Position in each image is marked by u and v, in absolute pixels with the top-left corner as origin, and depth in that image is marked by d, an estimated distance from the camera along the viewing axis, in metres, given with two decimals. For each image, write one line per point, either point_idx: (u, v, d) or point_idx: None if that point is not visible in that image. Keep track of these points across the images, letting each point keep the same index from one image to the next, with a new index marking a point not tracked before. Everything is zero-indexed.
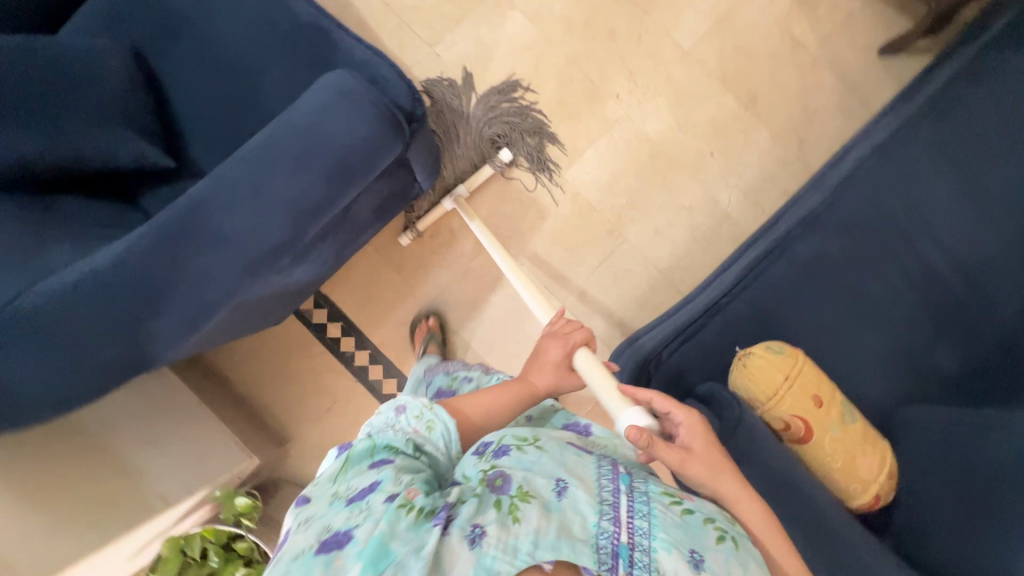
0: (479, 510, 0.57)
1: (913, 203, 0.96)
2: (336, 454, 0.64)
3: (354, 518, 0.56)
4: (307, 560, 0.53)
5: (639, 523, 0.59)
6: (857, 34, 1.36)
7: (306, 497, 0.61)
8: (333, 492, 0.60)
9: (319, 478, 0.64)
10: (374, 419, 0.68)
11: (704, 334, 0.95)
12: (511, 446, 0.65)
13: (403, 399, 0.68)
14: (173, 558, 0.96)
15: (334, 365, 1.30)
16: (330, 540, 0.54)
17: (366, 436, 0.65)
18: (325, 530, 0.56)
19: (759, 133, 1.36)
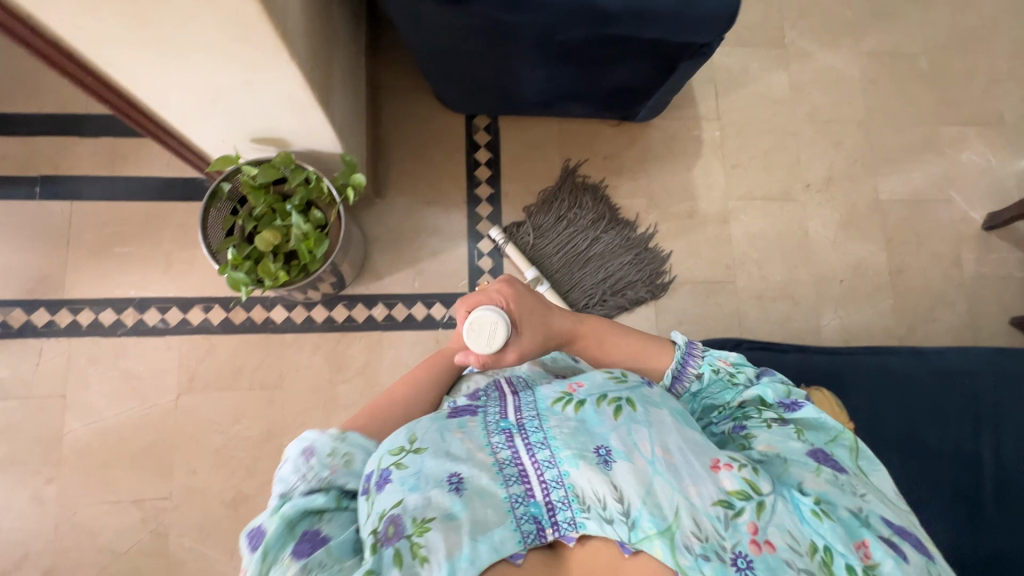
0: (393, 557, 0.54)
1: (1001, 406, 1.03)
2: (254, 546, 0.57)
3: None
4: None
5: (545, 469, 0.61)
6: (1006, 294, 1.50)
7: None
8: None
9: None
10: (274, 484, 0.62)
11: (785, 357, 1.02)
12: (391, 468, 0.61)
13: (307, 442, 0.64)
14: (276, 169, 0.99)
15: (458, 178, 1.38)
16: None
17: (278, 514, 0.58)
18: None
19: (885, 297, 1.47)
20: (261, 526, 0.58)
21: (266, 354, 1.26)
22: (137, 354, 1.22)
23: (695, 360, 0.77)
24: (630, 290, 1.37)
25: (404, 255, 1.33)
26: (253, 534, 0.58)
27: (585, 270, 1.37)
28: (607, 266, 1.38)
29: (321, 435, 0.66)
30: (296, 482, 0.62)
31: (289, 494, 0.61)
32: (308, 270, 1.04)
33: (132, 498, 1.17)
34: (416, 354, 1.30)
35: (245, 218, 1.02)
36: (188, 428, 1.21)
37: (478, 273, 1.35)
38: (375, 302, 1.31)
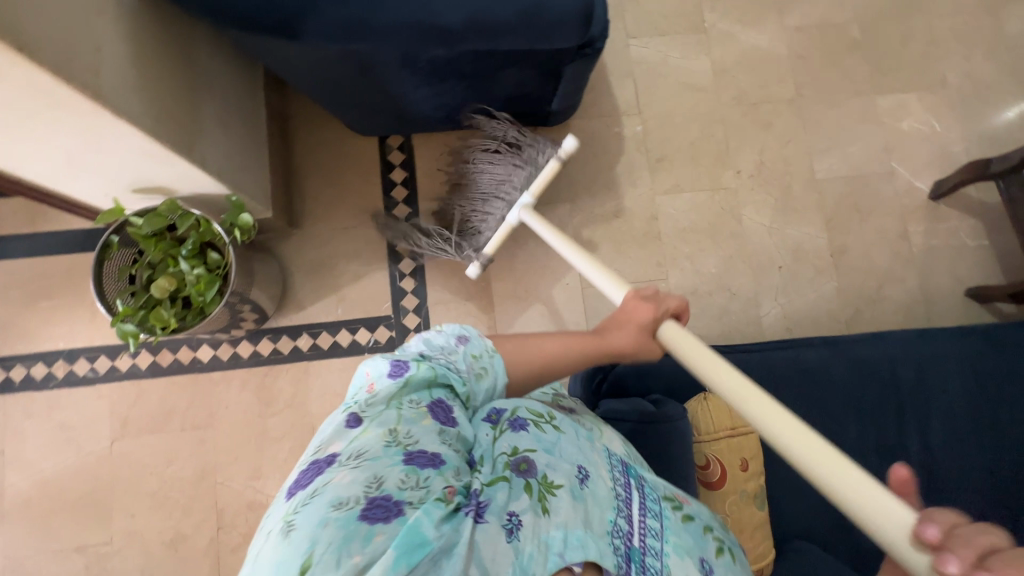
0: (515, 494, 0.54)
1: (923, 391, 0.99)
2: (393, 378, 0.61)
3: (410, 488, 0.51)
4: (347, 523, 0.47)
5: (650, 539, 0.59)
6: (959, 267, 1.43)
7: (358, 420, 0.58)
8: (388, 425, 0.57)
9: (369, 397, 0.60)
10: (430, 343, 0.67)
11: (690, 360, 0.98)
12: (528, 421, 0.64)
13: (468, 334, 0.69)
14: (162, 218, 1.00)
15: (375, 201, 1.37)
16: (376, 502, 0.49)
17: (427, 367, 0.63)
18: (375, 484, 0.50)
19: (828, 280, 1.41)
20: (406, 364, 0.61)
21: (195, 393, 1.27)
22: (69, 404, 1.25)
23: None
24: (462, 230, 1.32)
25: (326, 283, 1.33)
26: (394, 366, 0.63)
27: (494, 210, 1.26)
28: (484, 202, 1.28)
29: (478, 337, 0.70)
30: (455, 360, 0.66)
31: (445, 359, 0.65)
32: (207, 312, 1.04)
33: (74, 546, 1.20)
34: (343, 381, 1.30)
35: (140, 268, 1.03)
36: (124, 473, 1.23)
37: (401, 294, 1.34)
38: (300, 332, 1.31)
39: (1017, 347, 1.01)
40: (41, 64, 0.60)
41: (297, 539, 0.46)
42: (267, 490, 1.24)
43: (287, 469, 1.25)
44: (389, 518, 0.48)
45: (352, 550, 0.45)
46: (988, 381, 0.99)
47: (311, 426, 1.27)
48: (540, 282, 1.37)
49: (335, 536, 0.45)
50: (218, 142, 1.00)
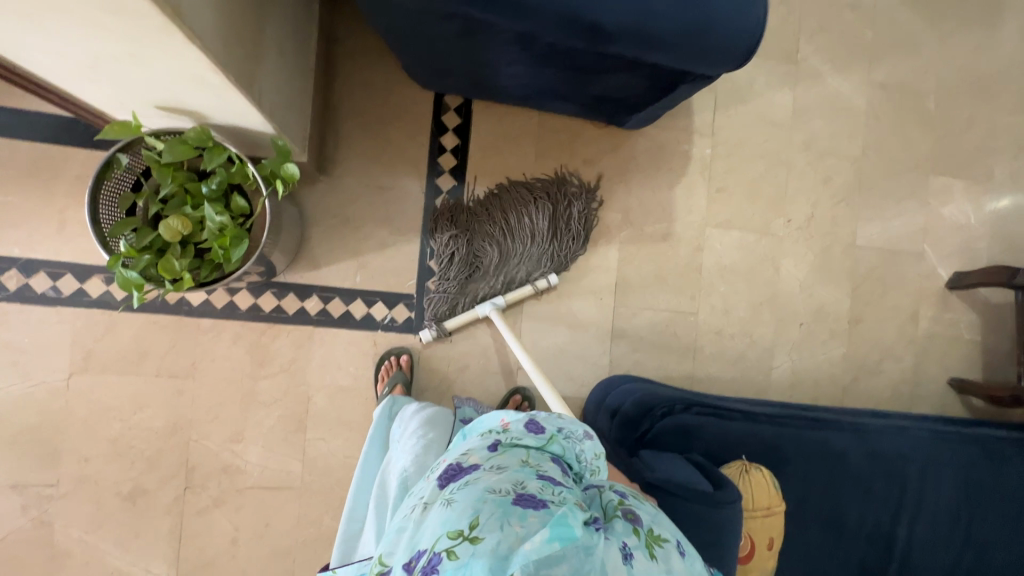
0: (628, 529, 0.57)
1: (923, 488, 1.05)
2: (535, 434, 0.64)
3: (550, 492, 0.56)
4: (502, 503, 0.52)
5: None
6: (950, 355, 1.52)
7: (496, 447, 0.63)
8: (522, 456, 0.62)
9: (505, 434, 0.64)
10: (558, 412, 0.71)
11: (733, 424, 0.98)
12: (628, 492, 0.66)
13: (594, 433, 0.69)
14: (187, 147, 0.81)
15: (419, 165, 1.22)
16: (524, 495, 0.54)
17: (563, 444, 0.65)
18: (519, 484, 0.56)
19: (839, 345, 1.45)
20: (551, 431, 0.65)
21: (177, 339, 1.12)
22: (21, 323, 1.06)
23: None
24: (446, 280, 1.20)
25: (348, 244, 1.19)
26: (533, 424, 0.66)
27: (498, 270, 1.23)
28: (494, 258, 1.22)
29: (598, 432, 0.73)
30: (582, 452, 0.67)
31: (574, 447, 0.66)
32: (225, 268, 0.90)
33: (11, 483, 1.06)
34: (349, 355, 1.19)
35: (146, 199, 0.85)
36: (81, 412, 1.08)
37: (428, 273, 1.22)
38: (310, 294, 1.17)
39: (1007, 460, 1.08)
40: None
41: (460, 506, 0.52)
42: (247, 456, 1.14)
43: (272, 438, 1.15)
44: (538, 507, 0.53)
45: (509, 521, 0.51)
46: (976, 490, 1.06)
47: (306, 398, 1.17)
48: (574, 291, 1.31)
49: (496, 508, 0.51)
50: (274, 69, 0.82)
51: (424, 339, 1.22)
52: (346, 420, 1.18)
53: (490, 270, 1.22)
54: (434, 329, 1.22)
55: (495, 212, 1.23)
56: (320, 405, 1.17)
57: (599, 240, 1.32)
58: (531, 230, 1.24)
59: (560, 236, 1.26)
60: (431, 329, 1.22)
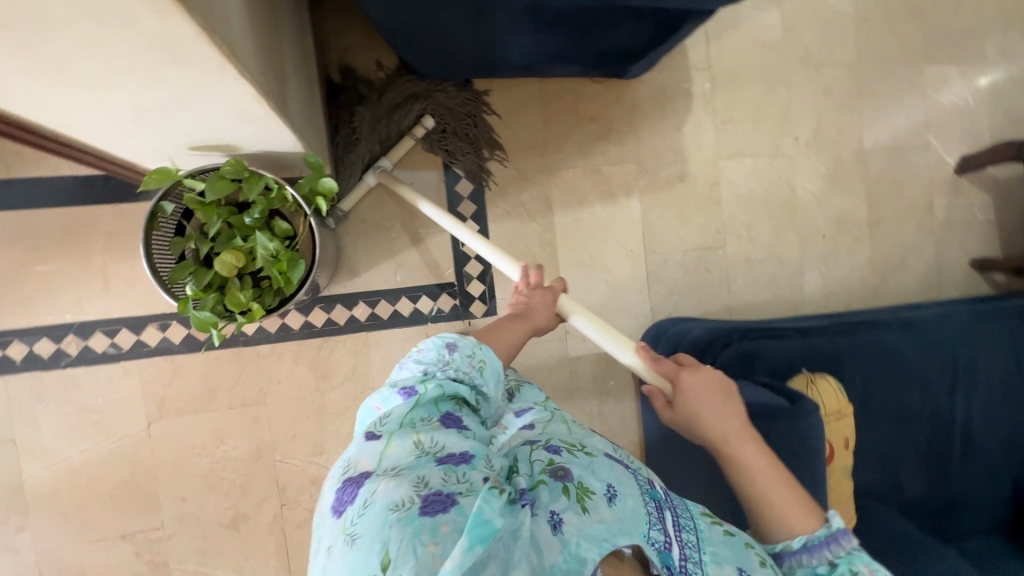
0: (555, 493, 0.63)
1: (974, 366, 1.10)
2: (405, 399, 0.70)
3: (455, 484, 0.61)
4: (411, 521, 0.56)
5: (688, 536, 0.67)
6: (968, 238, 1.56)
7: (378, 435, 0.67)
8: (414, 441, 0.65)
9: (385, 418, 0.69)
10: (421, 356, 0.76)
11: (790, 342, 1.04)
12: (563, 448, 0.72)
13: (455, 337, 0.78)
14: (226, 182, 0.83)
15: (434, 154, 1.23)
16: (431, 500, 0.58)
17: (435, 383, 0.72)
18: (422, 487, 0.60)
19: (863, 249, 1.50)
20: (419, 387, 0.71)
21: (241, 369, 1.15)
22: (92, 384, 1.09)
23: (837, 545, 0.67)
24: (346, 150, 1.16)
25: (381, 247, 1.21)
26: (404, 391, 0.72)
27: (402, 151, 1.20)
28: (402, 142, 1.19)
29: (462, 339, 0.79)
30: (455, 365, 0.75)
31: (445, 370, 0.73)
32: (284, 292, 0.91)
33: (119, 533, 1.11)
34: (406, 352, 1.22)
35: (197, 240, 0.87)
36: (168, 456, 1.12)
37: (464, 259, 1.25)
38: (356, 301, 1.20)
39: None
40: (192, 18, 0.45)
41: (367, 542, 0.55)
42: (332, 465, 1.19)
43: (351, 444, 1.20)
44: (446, 509, 0.58)
45: (423, 541, 0.55)
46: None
47: None
48: (605, 249, 1.33)
49: (404, 531, 0.55)
50: (295, 88, 0.83)
51: (472, 323, 1.25)
52: None
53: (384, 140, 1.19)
54: (481, 311, 1.25)
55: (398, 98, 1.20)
56: None
57: (619, 194, 1.33)
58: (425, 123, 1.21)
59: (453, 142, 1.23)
60: (477, 313, 1.25)
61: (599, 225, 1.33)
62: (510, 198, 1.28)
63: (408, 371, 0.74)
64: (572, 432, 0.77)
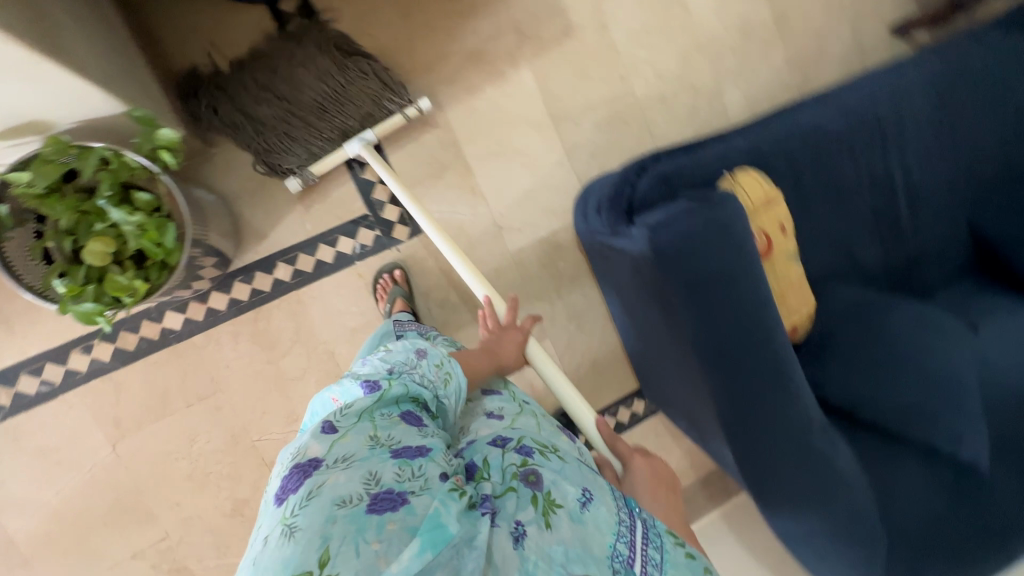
0: (521, 503, 0.60)
1: (900, 117, 1.06)
2: (368, 394, 0.69)
3: (409, 480, 0.58)
4: (356, 517, 0.52)
5: (653, 551, 0.64)
6: (882, 4, 1.48)
7: (335, 428, 0.64)
8: (370, 433, 0.63)
9: (344, 410, 0.67)
10: (389, 359, 0.77)
11: (706, 152, 0.99)
12: (535, 450, 0.70)
13: (425, 347, 0.81)
14: (52, 164, 0.76)
15: None
16: (380, 496, 0.55)
17: (400, 383, 0.72)
18: (374, 481, 0.57)
19: (777, 50, 1.42)
20: (383, 384, 0.70)
21: (184, 365, 1.12)
22: (39, 426, 1.06)
23: None
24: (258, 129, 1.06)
25: (279, 200, 1.15)
26: (368, 386, 0.71)
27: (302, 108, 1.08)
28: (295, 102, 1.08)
29: (430, 351, 0.82)
30: (421, 373, 0.77)
31: (411, 374, 0.75)
32: (171, 265, 0.86)
33: (128, 554, 1.11)
34: (344, 298, 1.18)
35: (54, 238, 0.81)
36: (146, 469, 1.11)
37: (369, 187, 1.19)
38: (274, 263, 1.15)
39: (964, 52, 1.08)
40: None
41: (307, 535, 0.51)
42: None
43: None
44: (395, 507, 0.54)
45: (367, 538, 0.51)
46: (949, 94, 1.06)
47: (330, 352, 1.18)
48: (511, 131, 1.27)
49: (346, 528, 0.51)
50: (78, 37, 0.74)
51: (400, 248, 1.20)
52: None
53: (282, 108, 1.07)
54: (405, 234, 1.20)
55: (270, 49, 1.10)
56: (346, 353, 1.19)
57: (506, 69, 1.25)
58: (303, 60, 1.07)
59: (346, 67, 1.08)
60: (402, 236, 1.20)
61: (498, 109, 1.25)
62: None
63: (374, 368, 0.75)
64: (546, 435, 0.76)
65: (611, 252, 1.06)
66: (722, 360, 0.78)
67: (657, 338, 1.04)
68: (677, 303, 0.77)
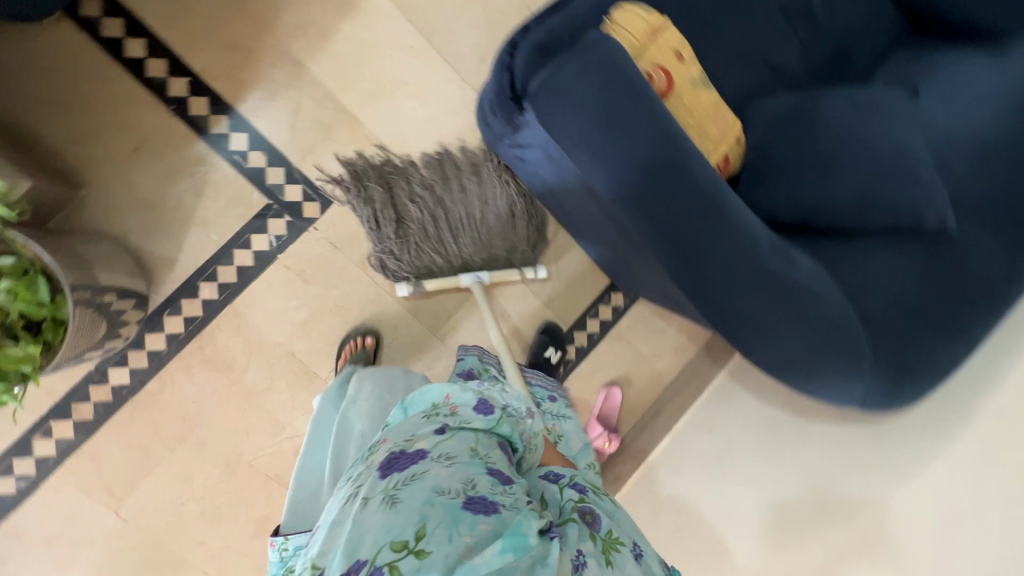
0: (583, 535, 0.58)
1: None
2: (484, 413, 0.61)
3: (501, 493, 0.53)
4: (453, 508, 0.49)
5: None
6: None
7: (445, 429, 0.58)
8: (472, 444, 0.58)
9: (452, 415, 0.60)
10: (506, 396, 0.68)
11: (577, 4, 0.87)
12: (588, 489, 0.67)
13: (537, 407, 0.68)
14: None
15: (141, 97, 1.05)
16: (475, 499, 0.51)
17: (512, 424, 0.63)
18: (470, 486, 0.52)
19: None
20: (498, 408, 0.62)
21: (150, 414, 1.08)
22: (37, 518, 1.05)
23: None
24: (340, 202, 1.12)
25: (173, 220, 1.07)
26: (483, 402, 0.62)
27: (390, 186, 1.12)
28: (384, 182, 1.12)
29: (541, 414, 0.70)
30: (528, 427, 0.66)
31: (520, 425, 0.64)
32: (65, 321, 0.82)
33: None
34: (282, 294, 1.13)
35: None
36: (158, 522, 1.10)
37: (262, 173, 1.11)
38: (197, 285, 1.09)
39: None
40: None
41: (408, 511, 0.48)
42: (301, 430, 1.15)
43: (302, 402, 1.15)
44: (490, 511, 0.51)
45: (459, 531, 0.48)
46: None
47: (290, 352, 1.14)
48: (384, 63, 1.16)
49: (446, 515, 0.48)
50: None
51: (318, 226, 1.14)
52: (336, 337, 1.16)
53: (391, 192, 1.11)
54: (317, 210, 1.13)
55: (428, 172, 1.15)
56: (306, 347, 1.15)
57: None
58: (487, 194, 1.15)
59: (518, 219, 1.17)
60: (315, 212, 1.13)
61: (358, 44, 1.14)
62: (252, 83, 1.10)
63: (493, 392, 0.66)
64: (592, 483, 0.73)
65: (530, 161, 1.00)
66: (694, 256, 0.74)
67: (613, 236, 1.01)
68: (623, 199, 0.74)
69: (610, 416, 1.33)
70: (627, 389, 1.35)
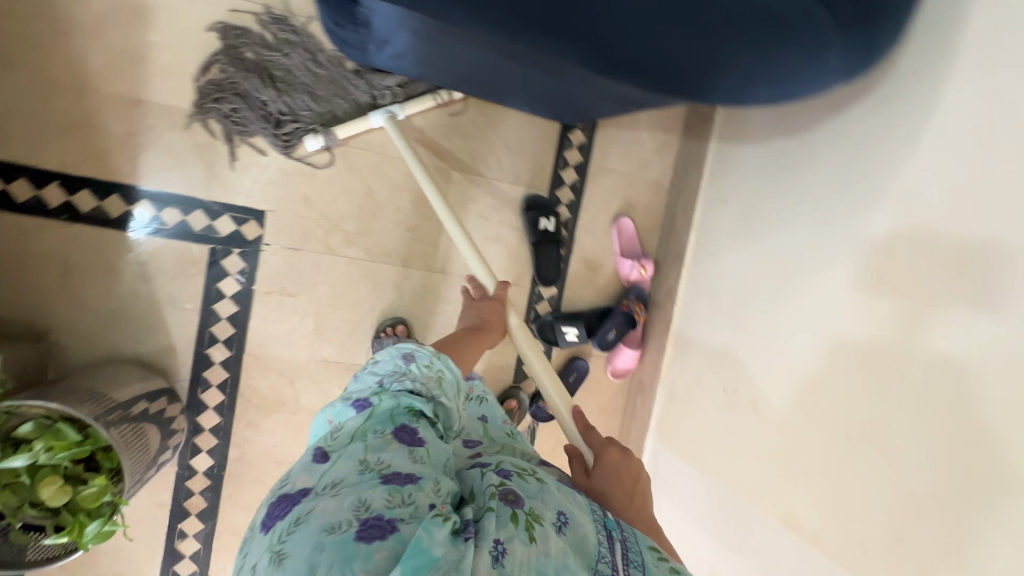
0: (502, 521, 0.51)
1: None
2: (358, 410, 0.62)
3: (399, 506, 0.49)
4: (344, 545, 0.46)
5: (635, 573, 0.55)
6: None
7: (326, 453, 0.57)
8: (359, 454, 0.55)
9: (333, 432, 0.60)
10: (377, 369, 0.68)
11: None
12: (512, 470, 0.60)
13: (411, 348, 0.70)
14: None
15: (31, 222, 1.00)
16: (369, 523, 0.48)
17: (392, 394, 0.63)
18: (363, 509, 0.49)
19: None
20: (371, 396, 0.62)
21: (250, 474, 1.14)
22: None
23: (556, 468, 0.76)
24: (227, 95, 1.04)
25: (144, 313, 1.05)
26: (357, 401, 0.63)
27: (285, 66, 1.07)
28: (271, 64, 1.06)
29: (420, 349, 0.71)
30: (413, 372, 0.67)
31: (401, 379, 0.65)
32: (110, 445, 0.83)
33: None
34: (281, 316, 1.12)
35: (18, 516, 0.78)
36: None
37: (186, 225, 1.06)
38: (206, 353, 1.09)
39: None
40: None
41: (295, 566, 0.45)
42: None
43: None
44: (386, 535, 0.47)
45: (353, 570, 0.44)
46: None
47: (324, 359, 1.16)
48: (215, 49, 1.04)
49: (334, 556, 0.45)
50: None
51: (267, 240, 1.10)
52: (352, 323, 1.17)
53: (286, 73, 1.07)
54: (256, 227, 1.09)
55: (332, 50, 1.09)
56: (334, 346, 1.16)
57: (141, 1, 1.00)
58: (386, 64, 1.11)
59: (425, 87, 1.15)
60: (257, 230, 1.09)
61: (180, 45, 1.03)
62: (115, 147, 1.02)
63: (364, 382, 0.67)
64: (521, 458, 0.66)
65: (402, 47, 0.89)
66: (605, 41, 0.66)
67: (515, 70, 0.90)
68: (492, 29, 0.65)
69: (633, 244, 1.30)
70: (635, 214, 1.32)
